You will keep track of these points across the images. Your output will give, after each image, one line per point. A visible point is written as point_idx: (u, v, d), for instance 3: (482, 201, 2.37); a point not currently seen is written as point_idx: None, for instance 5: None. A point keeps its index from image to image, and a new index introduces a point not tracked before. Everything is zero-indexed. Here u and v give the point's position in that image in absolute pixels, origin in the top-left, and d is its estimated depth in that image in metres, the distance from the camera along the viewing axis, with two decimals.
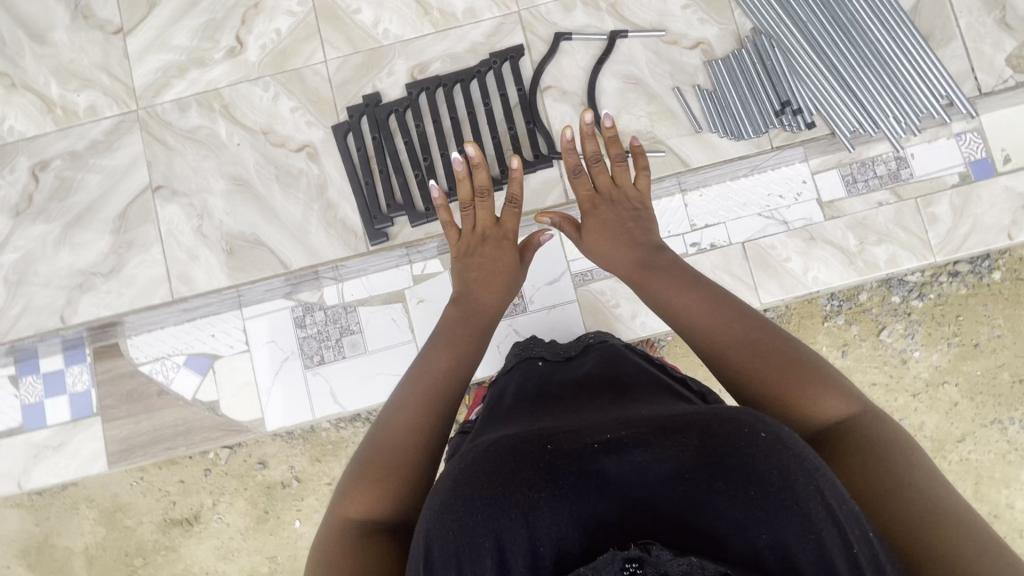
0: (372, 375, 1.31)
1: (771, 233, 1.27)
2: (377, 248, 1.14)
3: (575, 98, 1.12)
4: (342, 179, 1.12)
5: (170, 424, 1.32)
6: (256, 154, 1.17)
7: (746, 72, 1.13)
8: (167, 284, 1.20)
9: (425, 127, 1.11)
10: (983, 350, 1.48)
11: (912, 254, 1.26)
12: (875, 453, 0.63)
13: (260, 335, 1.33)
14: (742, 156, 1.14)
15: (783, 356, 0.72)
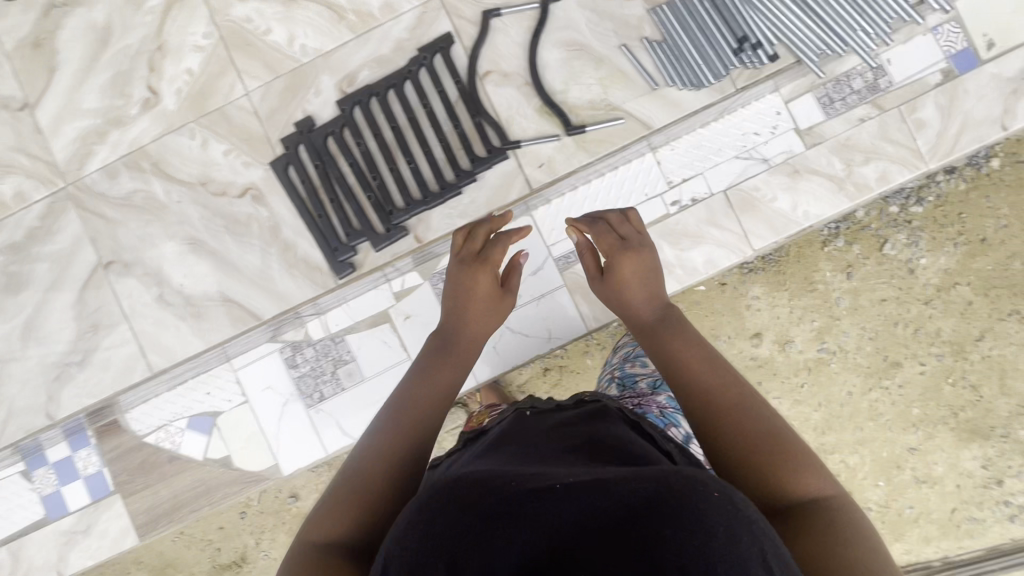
0: (374, 401, 1.28)
1: (752, 174, 1.20)
2: (346, 279, 1.25)
3: (517, 79, 1.20)
4: (293, 215, 1.25)
5: (190, 487, 1.32)
6: (201, 209, 1.25)
7: (695, 14, 1.18)
8: (144, 359, 1.29)
9: (365, 144, 1.21)
10: (991, 243, 1.42)
11: (903, 166, 1.18)
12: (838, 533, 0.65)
13: (255, 384, 1.30)
14: (705, 105, 1.20)
15: (762, 431, 0.75)
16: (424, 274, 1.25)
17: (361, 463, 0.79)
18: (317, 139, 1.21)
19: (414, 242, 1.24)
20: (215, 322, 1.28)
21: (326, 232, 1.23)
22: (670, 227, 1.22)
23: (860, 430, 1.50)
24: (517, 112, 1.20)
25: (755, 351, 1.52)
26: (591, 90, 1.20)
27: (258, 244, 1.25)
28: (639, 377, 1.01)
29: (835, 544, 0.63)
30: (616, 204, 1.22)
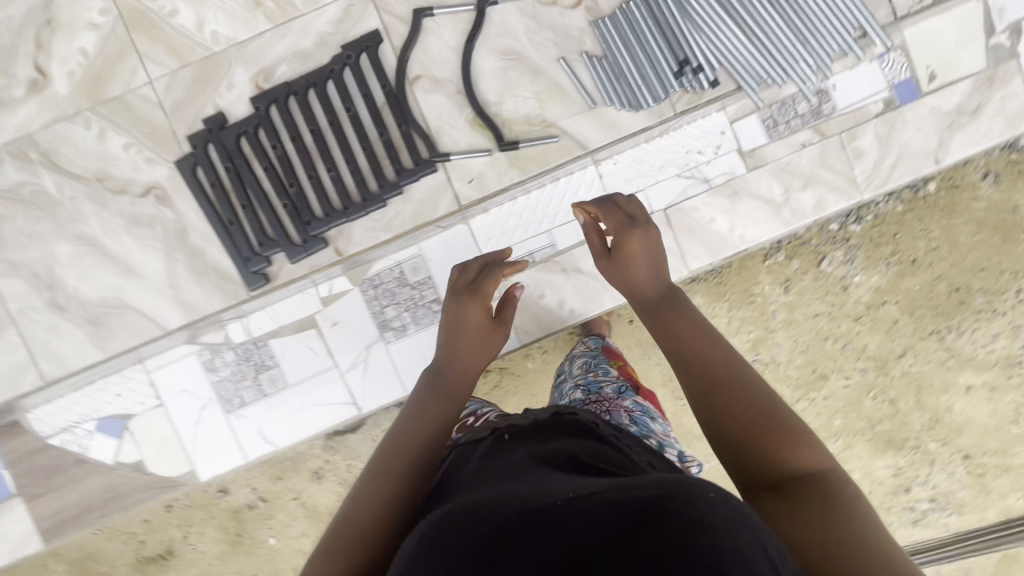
0: (299, 408, 1.24)
1: (693, 194, 1.19)
2: (258, 291, 1.20)
3: (448, 86, 1.16)
4: (199, 218, 1.18)
5: (99, 490, 1.25)
6: (95, 206, 1.17)
7: (636, 29, 1.14)
8: (35, 368, 1.22)
9: (281, 147, 1.14)
10: (921, 265, 1.44)
11: (839, 194, 1.19)
12: (830, 503, 0.65)
13: (171, 387, 1.23)
14: (643, 129, 1.17)
15: (757, 408, 0.76)
16: (354, 280, 1.20)
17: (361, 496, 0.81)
18: (229, 139, 1.14)
19: (333, 254, 1.19)
20: (113, 330, 1.21)
21: (238, 240, 1.16)
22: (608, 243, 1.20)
23: None
24: (449, 120, 1.16)
25: None
26: (526, 103, 1.16)
27: (161, 249, 1.18)
28: (603, 383, 1.00)
29: (828, 512, 0.63)
30: (555, 218, 1.19)
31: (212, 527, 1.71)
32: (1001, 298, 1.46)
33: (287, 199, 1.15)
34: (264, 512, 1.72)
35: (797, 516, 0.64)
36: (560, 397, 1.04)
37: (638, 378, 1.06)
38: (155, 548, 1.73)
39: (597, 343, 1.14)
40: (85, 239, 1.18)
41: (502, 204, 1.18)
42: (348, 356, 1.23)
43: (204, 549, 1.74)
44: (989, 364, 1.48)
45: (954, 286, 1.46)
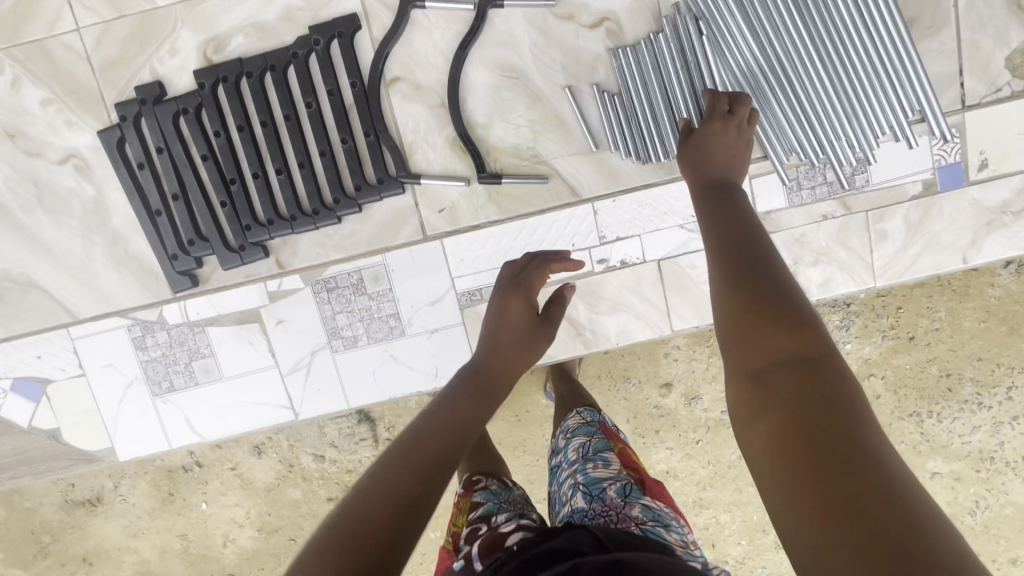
0: (232, 402, 1.15)
1: (692, 249, 1.07)
2: (182, 292, 1.09)
3: (429, 94, 1.01)
4: (121, 196, 1.05)
5: (9, 453, 1.18)
6: (5, 166, 1.05)
7: (656, 69, 0.97)
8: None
9: (226, 136, 1.00)
10: (918, 343, 1.35)
11: (850, 277, 1.08)
12: (823, 406, 0.54)
13: (95, 358, 1.13)
14: (650, 181, 1.05)
15: (769, 294, 0.64)
16: (307, 280, 1.09)
17: (372, 498, 0.64)
18: (164, 116, 1.00)
19: (275, 266, 1.09)
20: (18, 308, 1.11)
21: (166, 233, 1.04)
22: (590, 288, 1.10)
23: (738, 491, 1.56)
24: (430, 134, 1.03)
25: (660, 401, 1.53)
26: (518, 132, 1.02)
27: (78, 228, 1.07)
28: (606, 482, 0.90)
29: (815, 419, 0.53)
30: (537, 249, 1.07)
31: (141, 484, 1.68)
32: (992, 391, 1.36)
33: (226, 196, 1.02)
34: (199, 477, 1.68)
35: (771, 421, 0.56)
36: (559, 498, 0.95)
37: (642, 466, 0.98)
38: (84, 495, 1.69)
39: (593, 417, 1.09)
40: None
41: (481, 229, 1.07)
42: (290, 358, 1.13)
43: (132, 504, 1.70)
44: (963, 454, 1.40)
45: (945, 371, 1.36)
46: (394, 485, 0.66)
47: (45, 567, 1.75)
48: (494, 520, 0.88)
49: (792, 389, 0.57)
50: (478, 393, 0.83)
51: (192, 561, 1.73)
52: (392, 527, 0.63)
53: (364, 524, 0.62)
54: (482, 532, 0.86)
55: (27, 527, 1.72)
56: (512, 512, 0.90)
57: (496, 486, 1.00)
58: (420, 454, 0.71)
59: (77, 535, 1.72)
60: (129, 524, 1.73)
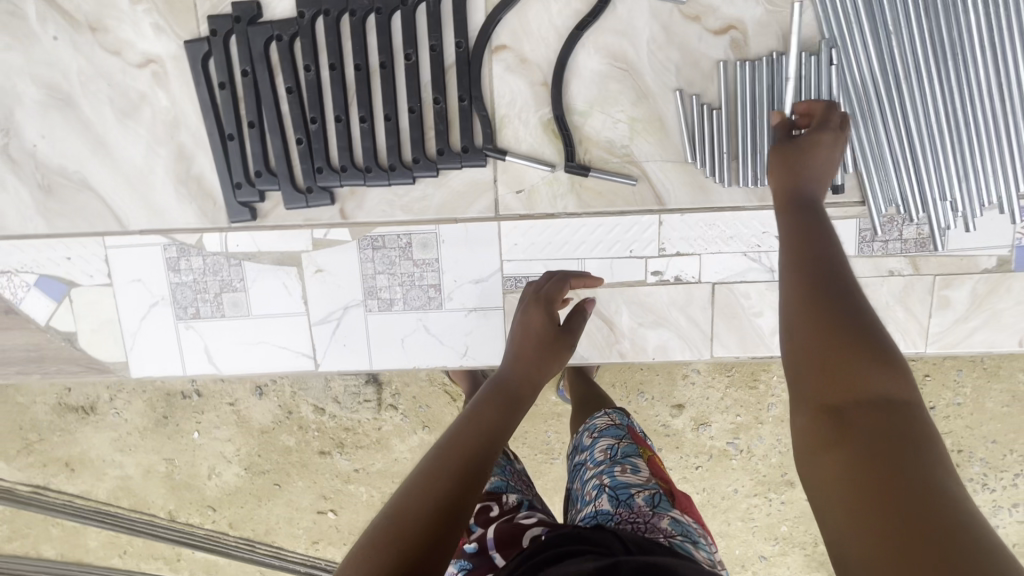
0: (254, 342, 1.13)
1: (750, 279, 1.05)
2: (240, 223, 1.05)
3: (532, 70, 0.97)
4: (194, 113, 1.02)
5: (21, 349, 1.15)
6: (80, 60, 1.01)
7: (771, 91, 0.93)
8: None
9: (316, 72, 0.97)
10: (936, 415, 1.33)
11: (901, 337, 1.06)
12: (900, 453, 0.48)
13: (125, 271, 1.11)
14: (737, 204, 1.01)
15: (846, 320, 0.57)
16: (354, 234, 1.07)
17: (411, 497, 0.65)
18: (256, 40, 0.96)
19: (338, 215, 1.06)
20: (66, 207, 1.07)
21: (234, 160, 1.01)
22: (640, 297, 1.07)
23: (725, 523, 1.56)
24: (525, 111, 0.99)
25: (669, 422, 1.50)
26: (615, 127, 0.98)
27: (144, 137, 1.03)
28: (634, 488, 0.84)
29: (892, 466, 0.47)
30: (594, 249, 1.04)
31: (137, 401, 1.67)
32: (999, 475, 1.35)
33: (303, 134, 0.99)
34: (196, 406, 1.67)
35: (838, 460, 0.50)
36: (580, 497, 0.89)
37: (670, 476, 0.92)
38: (79, 401, 1.68)
39: (623, 419, 1.01)
40: (65, 93, 1.02)
41: (553, 216, 1.03)
42: (321, 309, 1.11)
43: (125, 420, 1.69)
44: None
45: (956, 446, 1.35)
46: (430, 487, 0.66)
47: (26, 464, 1.74)
48: (504, 502, 0.89)
49: (867, 430, 0.51)
50: (501, 399, 0.80)
51: (173, 487, 1.73)
52: (434, 528, 0.63)
53: (403, 522, 0.63)
54: (494, 514, 0.87)
55: (16, 423, 1.71)
56: (521, 495, 0.92)
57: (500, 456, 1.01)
58: (458, 458, 0.69)
59: (64, 439, 1.72)
60: (117, 439, 1.72)
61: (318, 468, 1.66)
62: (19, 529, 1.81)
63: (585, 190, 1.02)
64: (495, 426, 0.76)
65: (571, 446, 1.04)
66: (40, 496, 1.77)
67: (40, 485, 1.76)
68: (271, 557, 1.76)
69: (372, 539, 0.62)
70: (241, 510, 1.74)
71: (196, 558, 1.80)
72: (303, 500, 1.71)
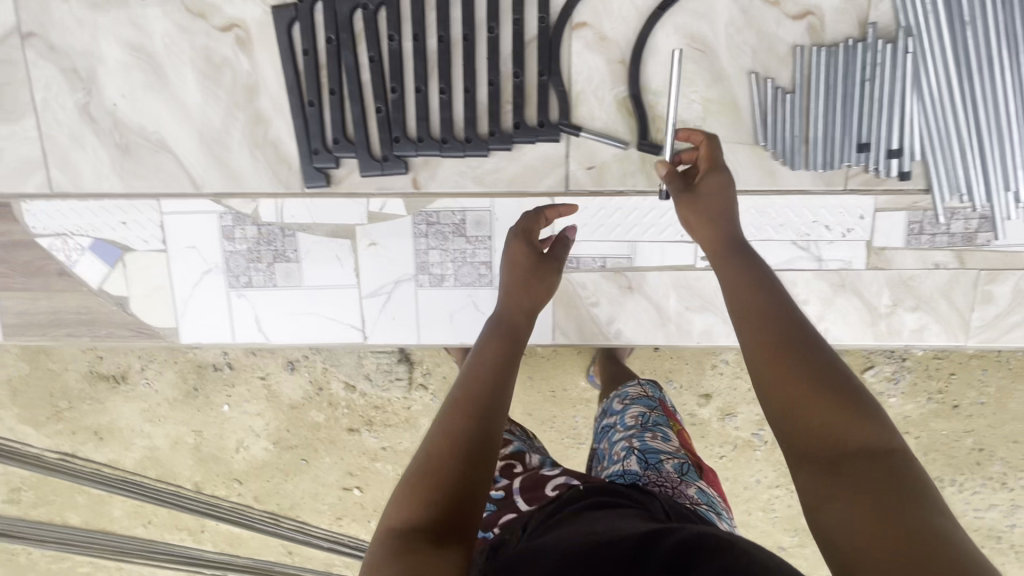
0: (303, 313, 1.15)
1: (797, 267, 1.07)
2: (314, 189, 1.06)
3: (609, 49, 0.99)
4: (274, 78, 1.03)
5: (73, 310, 1.16)
6: (165, 22, 1.02)
7: (848, 75, 0.95)
8: (43, 170, 1.09)
9: (399, 42, 0.98)
10: (959, 413, 1.37)
11: (943, 330, 1.08)
12: (890, 493, 0.53)
13: (179, 238, 1.12)
14: (806, 187, 1.02)
15: (814, 371, 0.63)
16: (410, 209, 1.08)
17: (432, 452, 0.66)
18: (343, 7, 0.97)
19: (410, 185, 1.07)
20: (142, 168, 1.08)
21: (312, 127, 1.02)
22: (688, 281, 1.09)
23: (746, 513, 1.58)
24: (600, 88, 1.00)
25: (696, 410, 1.51)
26: (689, 107, 1.00)
27: (223, 102, 1.05)
28: (664, 456, 0.87)
29: (890, 506, 0.52)
30: (646, 231, 1.06)
31: (168, 371, 1.68)
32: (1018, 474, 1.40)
33: (382, 104, 1.01)
34: (226, 379, 1.68)
35: (840, 502, 0.54)
36: (608, 457, 0.93)
37: (695, 449, 0.96)
38: (110, 370, 1.68)
39: (655, 393, 1.06)
40: (146, 55, 1.03)
41: (623, 194, 1.05)
42: (372, 282, 1.12)
43: (155, 390, 1.70)
44: (974, 528, 1.48)
45: (978, 444, 1.40)
46: (451, 441, 0.67)
47: (54, 431, 1.75)
48: (527, 463, 0.91)
49: (862, 478, 0.55)
50: (504, 336, 0.82)
51: (201, 459, 1.75)
52: (464, 479, 0.64)
53: (428, 478, 0.64)
54: (518, 469, 0.88)
55: (46, 390, 1.71)
56: (543, 455, 0.94)
57: (517, 430, 1.03)
58: (468, 400, 0.71)
59: (93, 407, 1.72)
60: (146, 410, 1.73)
61: (346, 445, 1.68)
62: (44, 495, 1.82)
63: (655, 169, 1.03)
64: (496, 369, 0.76)
65: (602, 412, 1.08)
66: (67, 463, 1.77)
67: (68, 452, 1.77)
68: (295, 531, 1.78)
69: (401, 497, 0.63)
70: (268, 484, 1.76)
71: (219, 531, 1.81)
72: (329, 476, 1.73)
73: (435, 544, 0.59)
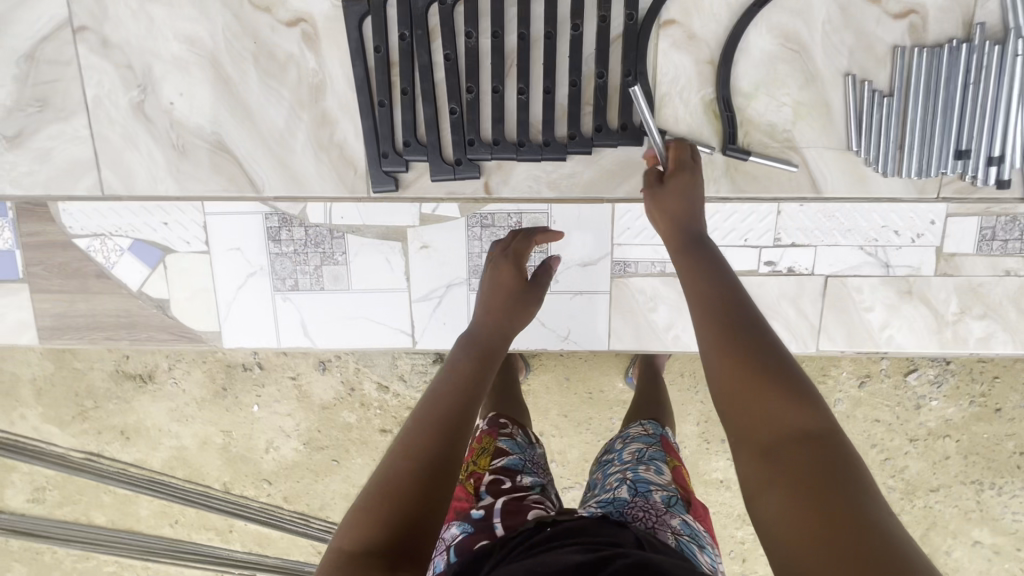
0: (351, 317, 1.11)
1: (864, 273, 1.04)
2: (381, 193, 1.02)
3: (698, 48, 0.95)
4: (341, 76, 1.00)
5: (112, 312, 1.13)
6: (227, 16, 0.98)
7: (947, 80, 0.92)
8: (95, 171, 1.05)
9: (476, 39, 0.94)
10: (1002, 416, 1.35)
11: (1010, 339, 1.05)
12: (825, 482, 0.55)
13: (222, 239, 1.08)
14: (897, 196, 0.99)
15: (761, 364, 0.65)
16: (465, 212, 1.04)
17: (391, 473, 0.65)
18: (418, 1, 0.94)
19: (481, 190, 1.03)
20: (199, 169, 1.04)
21: (382, 128, 0.99)
22: (751, 287, 1.06)
23: None
24: (685, 89, 0.97)
25: None
26: (779, 110, 0.96)
27: (287, 100, 1.01)
28: (654, 488, 0.83)
29: (823, 493, 0.54)
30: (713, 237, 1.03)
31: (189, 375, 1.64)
32: None
33: (456, 104, 0.97)
34: (256, 379, 1.64)
35: (779, 493, 0.56)
36: (600, 486, 0.89)
37: (692, 488, 0.90)
38: (137, 369, 1.64)
39: (656, 430, 1.00)
40: (206, 50, 0.99)
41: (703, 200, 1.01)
42: (422, 287, 1.09)
43: (182, 390, 1.66)
44: (1010, 531, 1.44)
45: (1020, 448, 1.37)
46: (413, 461, 0.65)
47: (80, 431, 1.71)
48: (519, 479, 0.86)
49: (800, 464, 0.58)
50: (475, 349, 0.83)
51: (230, 459, 1.71)
52: (425, 500, 0.63)
53: (384, 498, 0.62)
54: (506, 487, 0.84)
55: (71, 389, 1.67)
56: (536, 477, 0.89)
57: (520, 435, 0.98)
58: (436, 409, 0.71)
59: (121, 407, 1.68)
60: (173, 409, 1.69)
61: (378, 446, 1.64)
62: (69, 495, 1.79)
63: (740, 175, 0.99)
64: (466, 386, 0.75)
65: (604, 449, 1.03)
66: (94, 463, 1.74)
67: (94, 452, 1.73)
68: (325, 532, 1.75)
69: (355, 518, 0.61)
70: (298, 484, 1.73)
71: (247, 531, 1.79)
72: (361, 477, 1.69)
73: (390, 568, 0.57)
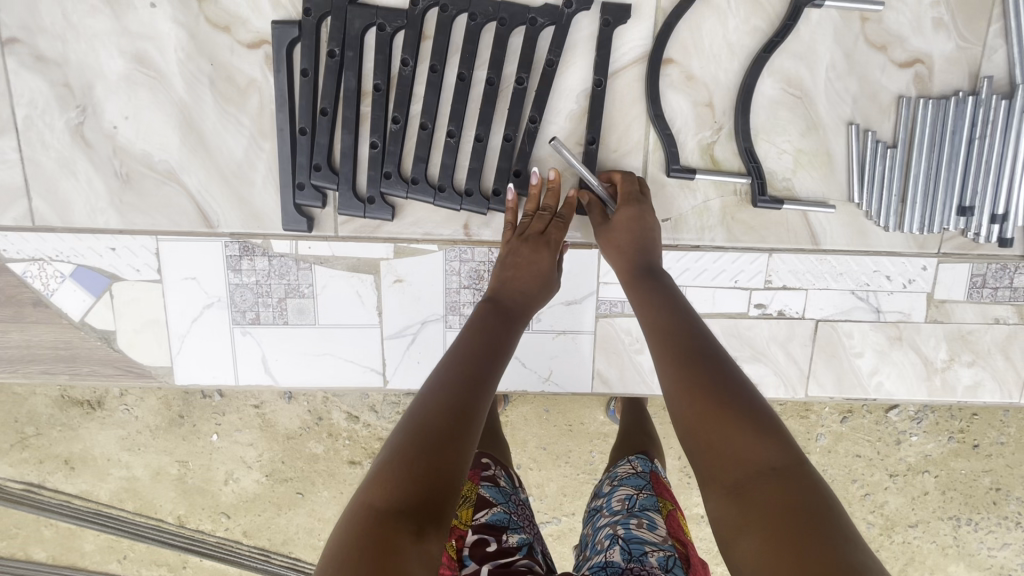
0: (316, 353, 1.03)
1: (855, 317, 1.00)
2: (290, 229, 0.95)
3: (697, 88, 0.92)
4: (270, 99, 0.93)
5: (49, 344, 1.02)
6: (181, 34, 0.90)
7: (953, 133, 0.89)
8: (25, 200, 0.96)
9: (410, 69, 0.89)
10: (980, 452, 1.29)
11: (998, 387, 1.03)
12: (795, 515, 0.53)
13: (177, 267, 0.99)
14: (899, 249, 0.97)
15: (718, 402, 0.63)
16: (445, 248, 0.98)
17: (411, 425, 0.63)
18: (355, 22, 0.88)
19: (460, 231, 0.98)
20: (146, 201, 0.96)
21: (299, 157, 0.92)
22: (739, 330, 1.01)
23: None
24: (684, 132, 0.93)
25: None
26: (780, 157, 0.93)
27: (248, 129, 0.93)
28: (649, 547, 0.73)
29: (796, 529, 0.52)
30: (714, 279, 0.98)
31: (132, 407, 1.48)
32: None
33: (379, 138, 0.92)
34: (217, 408, 1.48)
35: (754, 535, 0.54)
36: (591, 545, 0.79)
37: (690, 538, 0.79)
38: (84, 395, 1.47)
39: (644, 466, 0.90)
40: (158, 70, 0.91)
41: (697, 247, 0.97)
42: (395, 323, 1.02)
43: (135, 417, 1.49)
44: (987, 566, 1.36)
45: (995, 484, 1.31)
46: (435, 416, 0.63)
47: (19, 460, 1.51)
48: (504, 540, 0.78)
49: (765, 507, 0.55)
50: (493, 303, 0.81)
51: (184, 491, 1.51)
52: (445, 453, 0.61)
53: (405, 454, 0.60)
54: (491, 551, 0.77)
55: (9, 415, 1.49)
56: (523, 535, 0.81)
57: (504, 480, 0.92)
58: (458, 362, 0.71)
59: (65, 437, 1.49)
60: (125, 438, 1.51)
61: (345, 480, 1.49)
62: (5, 528, 1.58)
63: (740, 223, 0.96)
64: (477, 339, 0.75)
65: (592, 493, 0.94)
66: (33, 495, 1.53)
67: (34, 483, 1.53)
68: (287, 568, 1.56)
69: (378, 478, 0.59)
70: (259, 517, 1.54)
71: (203, 566, 1.59)
72: (328, 510, 1.53)
73: (417, 529, 0.56)
